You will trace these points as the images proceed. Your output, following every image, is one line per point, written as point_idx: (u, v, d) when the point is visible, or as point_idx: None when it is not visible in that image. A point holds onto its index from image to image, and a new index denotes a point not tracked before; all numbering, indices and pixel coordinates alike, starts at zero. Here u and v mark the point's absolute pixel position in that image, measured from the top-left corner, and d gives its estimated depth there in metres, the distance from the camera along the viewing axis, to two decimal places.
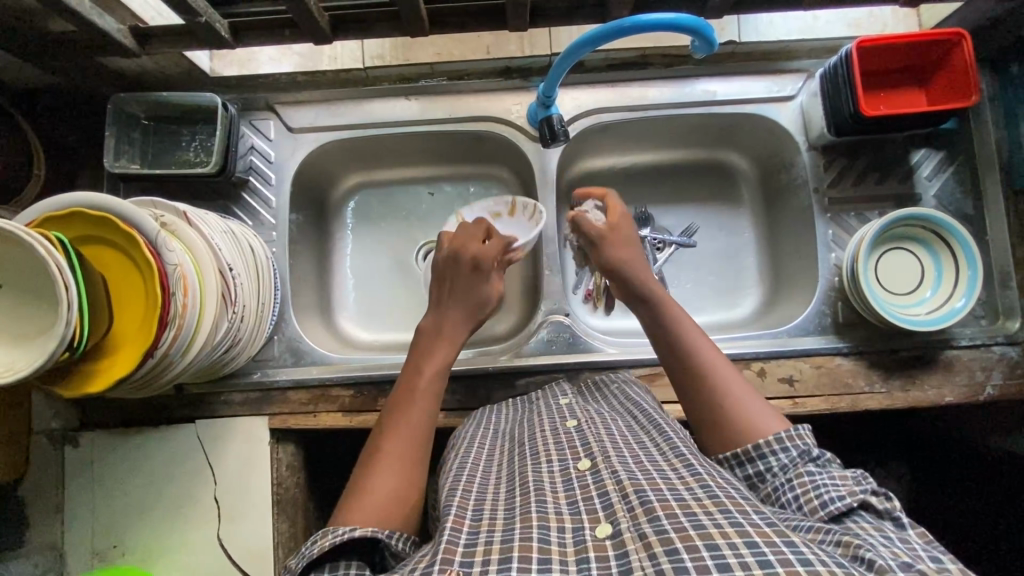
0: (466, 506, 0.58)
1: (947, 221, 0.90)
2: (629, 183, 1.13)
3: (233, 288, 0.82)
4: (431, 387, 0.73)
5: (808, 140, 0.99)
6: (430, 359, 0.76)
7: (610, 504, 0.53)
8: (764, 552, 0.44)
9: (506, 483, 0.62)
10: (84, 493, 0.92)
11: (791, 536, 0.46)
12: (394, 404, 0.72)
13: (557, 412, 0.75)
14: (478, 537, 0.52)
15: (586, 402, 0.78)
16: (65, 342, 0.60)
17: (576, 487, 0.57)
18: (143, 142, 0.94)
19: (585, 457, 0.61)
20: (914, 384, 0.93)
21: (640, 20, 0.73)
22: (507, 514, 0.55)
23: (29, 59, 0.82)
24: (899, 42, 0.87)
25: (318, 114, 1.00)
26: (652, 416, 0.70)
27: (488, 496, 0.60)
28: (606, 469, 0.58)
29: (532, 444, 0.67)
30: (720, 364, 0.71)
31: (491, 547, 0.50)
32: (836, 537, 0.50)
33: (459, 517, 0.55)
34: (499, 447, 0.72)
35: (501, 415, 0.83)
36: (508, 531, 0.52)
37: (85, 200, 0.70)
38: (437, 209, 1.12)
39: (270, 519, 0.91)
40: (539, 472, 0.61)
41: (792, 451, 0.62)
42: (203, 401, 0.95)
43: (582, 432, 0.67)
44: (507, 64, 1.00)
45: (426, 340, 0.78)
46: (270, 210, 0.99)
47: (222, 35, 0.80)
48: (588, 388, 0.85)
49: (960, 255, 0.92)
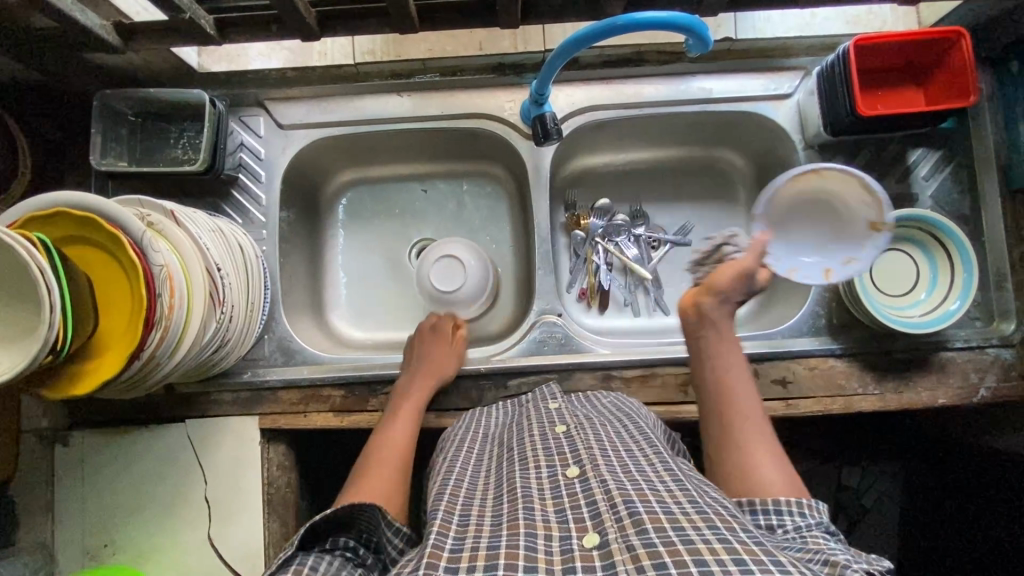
0: (453, 510, 0.57)
1: (941, 222, 0.90)
2: (624, 181, 1.12)
3: (220, 289, 0.81)
4: (403, 441, 0.82)
5: (805, 138, 0.98)
6: (401, 416, 0.86)
7: (597, 513, 0.53)
8: (751, 569, 0.44)
9: (494, 488, 0.62)
10: (73, 492, 0.91)
11: (778, 555, 0.46)
12: (367, 456, 0.80)
13: (546, 418, 0.74)
14: (463, 543, 0.52)
15: (575, 406, 0.78)
16: (48, 347, 0.59)
17: (564, 495, 0.57)
18: (130, 138, 0.93)
19: (573, 465, 0.61)
20: (908, 387, 0.93)
21: (634, 18, 0.71)
22: (494, 520, 0.55)
23: (12, 56, 0.80)
24: (895, 40, 0.86)
25: (309, 110, 0.99)
26: (643, 432, 0.69)
27: (474, 501, 0.60)
28: (595, 477, 0.57)
29: (520, 449, 0.67)
30: (758, 423, 0.72)
31: (477, 554, 0.50)
32: (825, 557, 0.52)
33: (446, 522, 0.55)
34: (487, 451, 0.71)
35: (489, 419, 0.82)
36: (493, 538, 0.51)
37: (70, 200, 0.69)
38: (430, 205, 1.11)
39: (262, 519, 0.91)
40: (526, 478, 0.60)
41: (808, 518, 0.62)
42: (194, 401, 0.95)
43: (571, 438, 0.67)
44: (501, 61, 0.99)
45: (398, 402, 0.89)
46: (260, 208, 0.98)
47: (207, 32, 0.78)
48: (576, 398, 0.83)
49: (954, 255, 0.91)
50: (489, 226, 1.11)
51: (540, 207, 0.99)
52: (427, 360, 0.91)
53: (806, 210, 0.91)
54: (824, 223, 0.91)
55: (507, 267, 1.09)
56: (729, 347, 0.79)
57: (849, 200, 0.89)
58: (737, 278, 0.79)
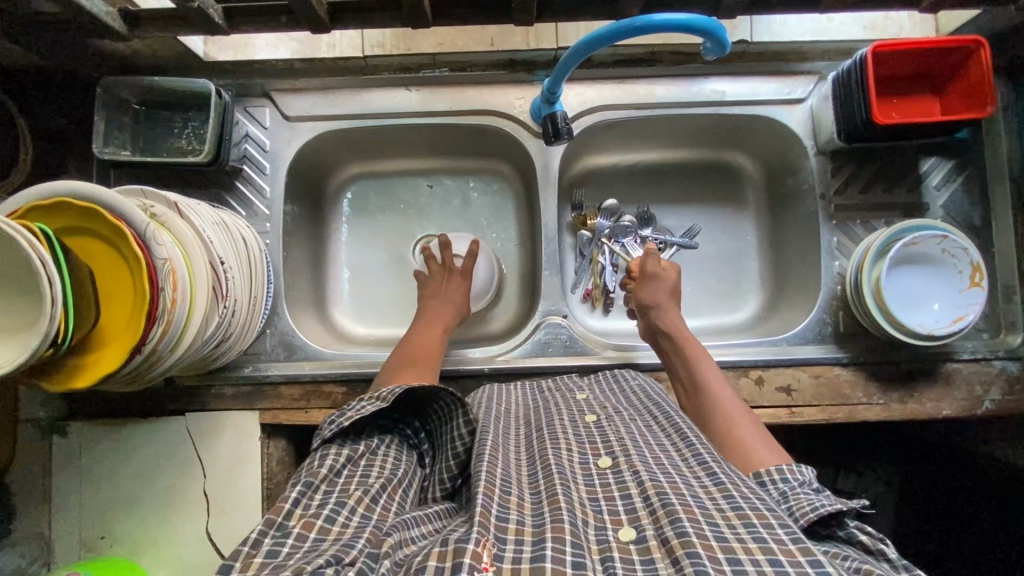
0: (495, 472, 0.57)
1: (971, 294, 0.89)
2: (632, 182, 1.11)
3: (223, 283, 0.80)
4: (431, 350, 0.84)
5: (817, 144, 0.97)
6: (431, 329, 0.88)
7: (633, 507, 0.52)
8: (787, 571, 0.43)
9: (528, 463, 0.61)
10: (72, 482, 0.91)
11: (816, 554, 0.45)
12: (403, 362, 0.80)
13: (575, 406, 0.73)
14: (510, 512, 0.51)
15: (603, 398, 0.78)
16: (49, 340, 0.58)
17: (597, 484, 0.56)
18: (134, 128, 0.91)
19: (605, 455, 0.60)
20: (912, 397, 0.92)
21: (651, 20, 0.70)
22: (534, 496, 0.54)
23: (14, 40, 0.78)
24: (912, 48, 0.85)
25: (315, 102, 0.97)
26: (674, 423, 0.67)
27: (511, 470, 0.59)
28: (629, 469, 0.57)
29: (550, 431, 0.66)
30: (742, 419, 0.73)
31: (524, 528, 0.49)
32: (857, 565, 0.50)
33: (490, 483, 0.54)
34: (512, 428, 0.70)
35: (512, 394, 0.83)
36: (539, 514, 0.51)
37: (68, 191, 0.68)
38: (435, 201, 1.10)
39: (261, 514, 0.90)
40: (560, 459, 0.60)
41: (792, 481, 0.61)
42: (194, 394, 0.94)
43: (603, 428, 0.66)
44: (512, 57, 0.97)
45: (419, 324, 0.89)
46: (264, 200, 0.97)
47: (215, 21, 0.76)
48: (604, 379, 0.86)
49: (956, 319, 0.88)
50: (495, 224, 1.10)
51: (547, 207, 0.98)
52: (441, 298, 0.94)
53: (926, 268, 0.91)
54: (917, 280, 0.92)
55: (512, 266, 1.08)
56: (700, 352, 0.84)
57: (937, 292, 0.91)
58: (655, 289, 0.92)
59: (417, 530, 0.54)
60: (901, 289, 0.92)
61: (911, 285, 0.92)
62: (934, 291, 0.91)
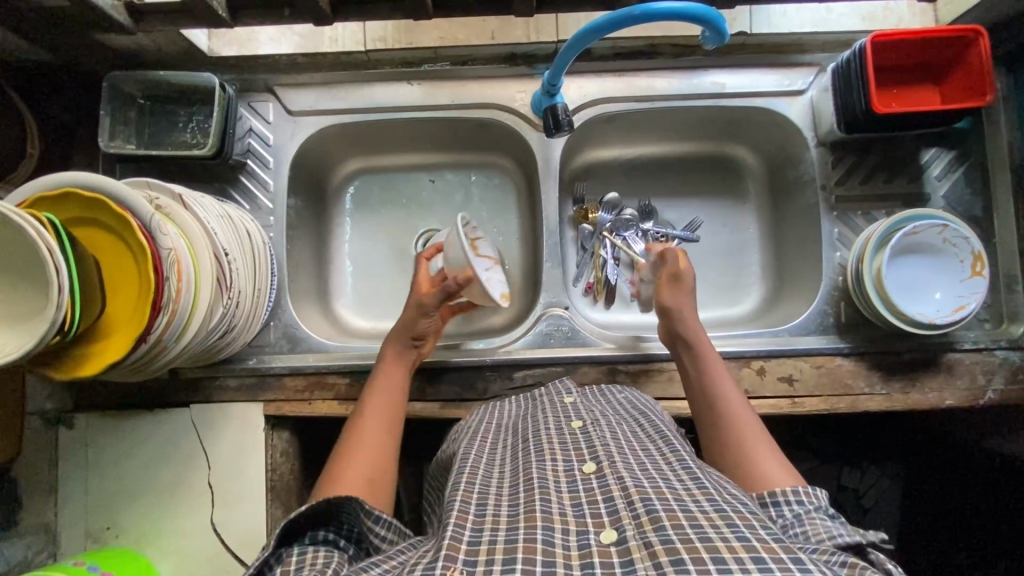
0: (471, 500, 0.56)
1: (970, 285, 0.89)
2: (633, 175, 1.11)
3: (228, 274, 0.81)
4: (387, 414, 0.77)
5: (817, 135, 0.97)
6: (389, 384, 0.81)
7: (615, 510, 0.52)
8: (770, 568, 0.43)
9: (510, 478, 0.61)
10: (77, 473, 0.91)
11: (798, 552, 0.45)
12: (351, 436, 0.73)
13: (561, 411, 0.74)
14: (481, 535, 0.51)
15: (590, 402, 0.78)
16: (56, 326, 0.59)
17: (581, 489, 0.56)
18: (139, 122, 0.92)
19: (589, 461, 0.60)
20: (914, 387, 0.92)
21: (650, 8, 0.71)
22: (511, 511, 0.54)
23: (21, 35, 0.79)
24: (910, 38, 0.85)
25: (318, 97, 0.98)
26: (659, 428, 0.70)
27: (491, 489, 0.59)
28: (612, 473, 0.57)
29: (535, 442, 0.67)
30: (758, 433, 0.72)
31: (495, 547, 0.49)
32: (843, 559, 0.52)
33: (462, 513, 0.54)
34: (500, 442, 0.71)
35: (503, 409, 0.83)
36: (511, 530, 0.51)
37: (73, 181, 0.68)
38: (438, 196, 1.11)
39: (265, 506, 0.91)
40: (543, 470, 0.60)
41: (807, 504, 0.61)
42: (199, 385, 0.94)
43: (588, 433, 0.66)
44: (514, 50, 0.98)
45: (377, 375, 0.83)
46: (268, 194, 0.98)
47: (219, 13, 0.78)
48: (591, 393, 0.83)
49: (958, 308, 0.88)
50: (496, 218, 1.10)
51: (549, 200, 0.99)
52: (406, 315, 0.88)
53: (929, 258, 0.92)
54: (920, 272, 0.92)
55: (514, 259, 1.09)
56: (716, 363, 0.81)
57: (938, 283, 0.91)
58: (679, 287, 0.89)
59: (377, 569, 0.51)
60: (903, 277, 0.92)
61: (913, 276, 0.92)
62: (936, 280, 0.91)
